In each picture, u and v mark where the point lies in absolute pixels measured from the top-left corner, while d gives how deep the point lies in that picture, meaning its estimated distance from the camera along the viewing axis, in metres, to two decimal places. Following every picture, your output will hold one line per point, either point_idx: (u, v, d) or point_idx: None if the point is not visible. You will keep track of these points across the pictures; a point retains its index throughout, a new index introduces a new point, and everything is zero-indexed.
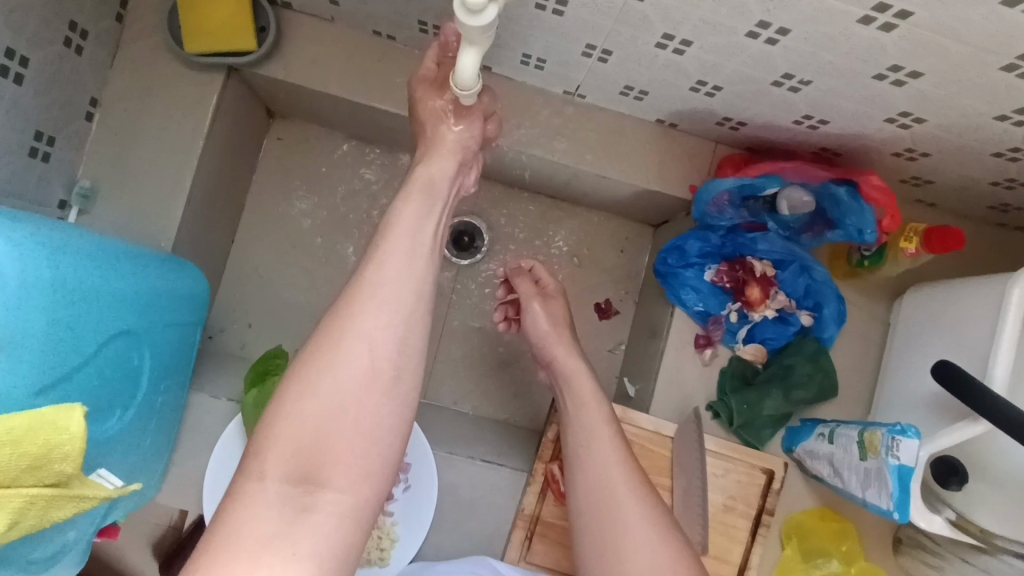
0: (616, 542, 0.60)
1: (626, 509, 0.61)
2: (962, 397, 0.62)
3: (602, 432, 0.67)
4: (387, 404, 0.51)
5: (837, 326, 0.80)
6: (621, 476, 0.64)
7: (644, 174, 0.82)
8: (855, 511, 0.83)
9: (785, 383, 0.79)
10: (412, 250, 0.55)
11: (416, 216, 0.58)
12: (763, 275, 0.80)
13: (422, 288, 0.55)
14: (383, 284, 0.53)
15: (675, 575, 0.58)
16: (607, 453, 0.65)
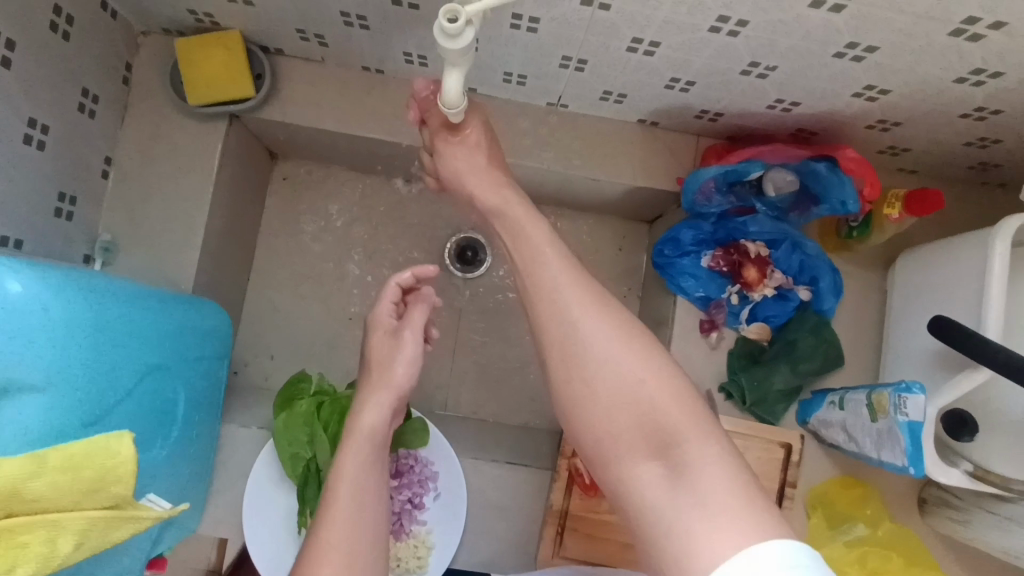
0: (581, 358, 0.57)
1: (587, 318, 0.57)
2: (961, 349, 0.65)
3: (558, 258, 0.61)
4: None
5: (835, 297, 0.83)
6: (583, 302, 0.58)
7: (631, 172, 0.86)
8: (876, 476, 0.85)
9: (792, 358, 0.81)
10: (359, 489, 0.61)
11: (361, 458, 0.63)
12: (758, 256, 0.82)
13: (371, 518, 0.60)
14: (338, 522, 0.58)
15: (646, 376, 0.55)
16: (557, 269, 0.61)
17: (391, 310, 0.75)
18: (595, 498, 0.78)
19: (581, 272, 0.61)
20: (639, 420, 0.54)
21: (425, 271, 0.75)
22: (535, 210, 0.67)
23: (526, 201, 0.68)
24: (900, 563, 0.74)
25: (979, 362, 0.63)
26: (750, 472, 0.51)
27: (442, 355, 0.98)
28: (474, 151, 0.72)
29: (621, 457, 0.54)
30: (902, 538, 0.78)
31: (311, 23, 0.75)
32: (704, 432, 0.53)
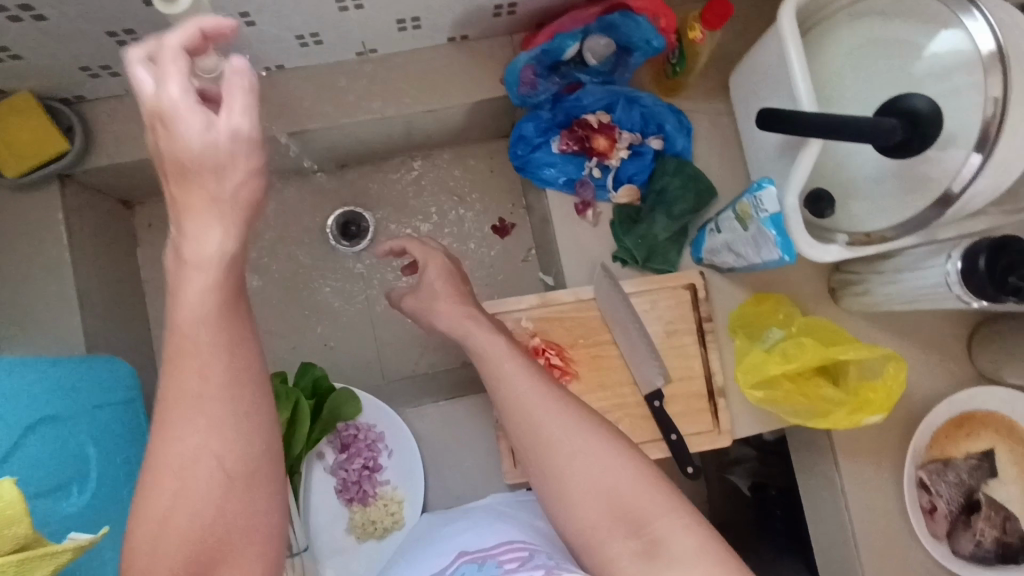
0: (547, 450, 0.61)
1: (548, 415, 0.63)
2: (788, 128, 0.67)
3: (512, 363, 0.68)
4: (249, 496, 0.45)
5: (685, 136, 0.86)
6: (542, 395, 0.64)
7: (462, 90, 0.86)
8: (783, 283, 0.89)
9: (665, 206, 0.85)
10: (228, 343, 0.44)
11: (212, 281, 0.43)
12: (601, 125, 0.84)
13: (241, 365, 0.45)
14: (207, 361, 0.43)
15: (607, 453, 0.59)
16: (519, 373, 0.67)
17: (188, 81, 0.41)
18: None
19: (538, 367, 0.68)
20: (610, 504, 0.57)
21: (217, 26, 0.44)
22: (495, 330, 0.74)
23: (488, 324, 0.75)
24: (814, 343, 0.79)
25: (802, 133, 0.65)
26: (723, 544, 0.54)
27: (364, 329, 0.99)
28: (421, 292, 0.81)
29: (600, 547, 0.56)
30: (811, 324, 0.83)
31: (90, 55, 0.74)
32: (673, 506, 0.56)
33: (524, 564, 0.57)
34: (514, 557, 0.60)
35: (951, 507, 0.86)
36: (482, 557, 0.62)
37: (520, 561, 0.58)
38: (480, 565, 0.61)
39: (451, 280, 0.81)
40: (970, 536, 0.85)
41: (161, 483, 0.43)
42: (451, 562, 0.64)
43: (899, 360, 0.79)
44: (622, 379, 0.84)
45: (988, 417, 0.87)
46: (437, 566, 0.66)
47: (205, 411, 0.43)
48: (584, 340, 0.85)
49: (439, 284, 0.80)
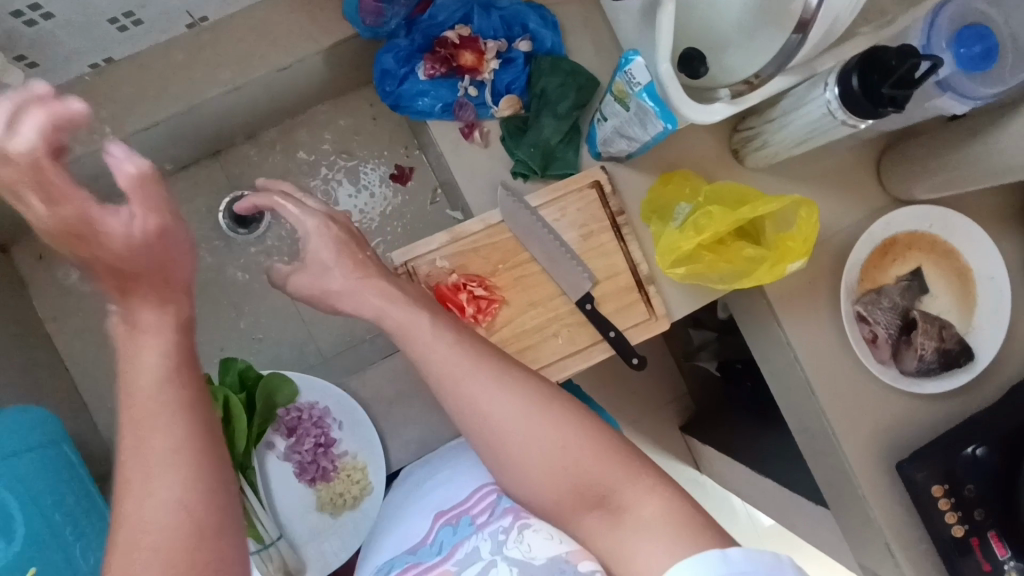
0: (501, 438, 0.60)
1: (495, 401, 0.60)
2: None
3: (445, 348, 0.63)
4: (217, 485, 0.45)
5: (552, 30, 0.82)
6: (483, 379, 0.61)
7: (311, 37, 0.80)
8: (687, 159, 0.87)
9: (549, 107, 0.82)
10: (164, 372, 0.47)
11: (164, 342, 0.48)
12: (462, 39, 0.81)
13: (184, 400, 0.46)
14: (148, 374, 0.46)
15: (567, 434, 0.59)
16: (454, 361, 0.62)
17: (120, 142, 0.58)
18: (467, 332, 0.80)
19: (473, 345, 0.64)
20: (575, 484, 0.58)
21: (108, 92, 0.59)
22: (412, 307, 0.66)
23: (403, 300, 0.66)
24: (720, 211, 0.78)
25: None
26: (688, 498, 0.57)
27: (290, 311, 0.96)
28: (308, 269, 0.70)
29: (567, 519, 0.59)
30: (716, 190, 0.83)
31: None
32: (638, 473, 0.58)
33: (493, 516, 0.64)
34: (484, 509, 0.66)
35: (890, 331, 0.88)
36: (455, 516, 0.67)
37: (489, 513, 0.65)
38: (454, 525, 0.66)
39: (344, 248, 0.70)
40: (913, 353, 0.88)
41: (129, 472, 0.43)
42: (430, 528, 0.67)
43: (809, 203, 0.77)
44: (550, 292, 0.83)
45: (912, 239, 0.91)
46: (417, 530, 0.69)
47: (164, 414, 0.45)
48: (504, 265, 0.82)
49: (332, 257, 0.69)
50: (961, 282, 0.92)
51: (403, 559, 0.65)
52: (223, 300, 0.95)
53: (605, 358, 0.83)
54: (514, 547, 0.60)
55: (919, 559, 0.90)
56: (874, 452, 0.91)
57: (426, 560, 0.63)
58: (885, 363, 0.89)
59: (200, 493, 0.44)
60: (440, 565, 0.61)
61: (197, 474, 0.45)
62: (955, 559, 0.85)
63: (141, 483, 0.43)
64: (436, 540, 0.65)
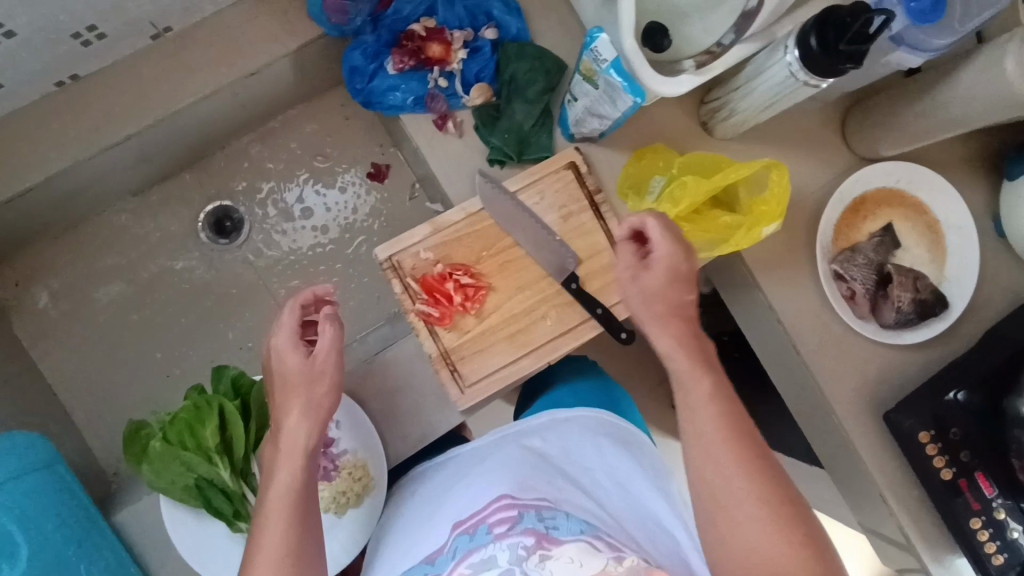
0: (722, 512, 0.61)
1: (726, 474, 0.61)
2: None
3: (700, 391, 0.66)
4: (302, 550, 0.60)
5: (517, 16, 0.82)
6: (729, 456, 0.62)
7: (278, 40, 0.80)
8: (658, 133, 0.89)
9: (519, 92, 0.83)
10: (306, 412, 0.65)
11: (302, 399, 0.65)
12: (428, 32, 0.81)
13: (301, 516, 0.61)
14: (287, 437, 0.64)
15: (788, 541, 0.58)
16: (704, 422, 0.64)
17: (297, 319, 0.70)
18: (456, 321, 0.82)
19: (733, 412, 0.65)
20: None
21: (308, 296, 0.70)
22: (711, 373, 0.68)
23: (692, 349, 0.70)
24: (694, 180, 0.81)
25: None
26: None
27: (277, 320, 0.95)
28: (311, 383, 0.66)
29: None
30: (687, 161, 0.85)
31: None
32: None
33: (513, 529, 0.61)
34: (504, 516, 0.63)
35: (867, 286, 0.91)
36: (472, 526, 0.65)
37: (509, 524, 0.62)
38: (471, 534, 0.64)
39: (674, 268, 0.74)
40: (890, 305, 0.90)
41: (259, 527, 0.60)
42: (449, 535, 0.66)
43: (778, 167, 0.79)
44: (534, 275, 0.84)
45: (879, 196, 0.94)
46: (437, 535, 0.68)
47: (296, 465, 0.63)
48: (488, 252, 0.83)
49: (659, 254, 0.74)
50: (931, 234, 0.96)
51: (421, 569, 0.64)
52: (209, 313, 0.94)
53: (594, 335, 0.85)
54: (536, 567, 0.58)
55: (914, 505, 0.92)
56: (864, 406, 0.93)
57: (441, 570, 0.62)
58: (865, 318, 0.91)
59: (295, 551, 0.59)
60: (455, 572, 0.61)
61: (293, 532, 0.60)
62: (950, 501, 0.88)
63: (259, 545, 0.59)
64: (451, 548, 0.64)
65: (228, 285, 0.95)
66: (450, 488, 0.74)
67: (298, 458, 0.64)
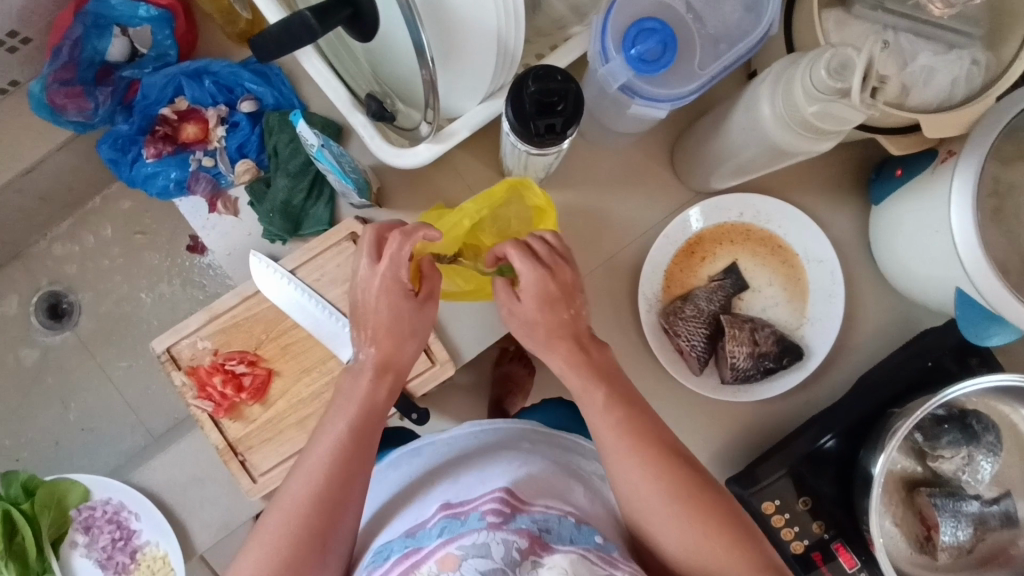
0: (640, 506, 0.60)
1: (657, 473, 0.59)
2: (290, 45, 0.53)
3: (609, 431, 0.62)
4: (352, 470, 0.62)
5: (271, 84, 0.77)
6: (647, 463, 0.60)
7: (33, 139, 0.78)
8: (449, 190, 0.81)
9: (281, 165, 0.78)
10: (401, 318, 0.67)
11: (390, 335, 0.67)
12: (181, 113, 0.78)
13: (355, 454, 0.63)
14: (371, 362, 0.67)
15: (717, 528, 0.58)
16: (620, 438, 0.61)
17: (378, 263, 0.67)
18: (238, 412, 0.79)
19: (651, 426, 0.62)
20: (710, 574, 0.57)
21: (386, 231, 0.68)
22: (621, 394, 0.64)
23: (615, 388, 0.64)
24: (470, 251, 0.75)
25: (308, 36, 0.53)
26: None
27: (113, 400, 0.97)
28: (404, 335, 0.67)
29: None
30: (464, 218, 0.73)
31: None
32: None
33: (505, 526, 0.55)
34: (497, 507, 0.57)
35: (695, 343, 0.80)
36: (464, 510, 0.59)
37: (504, 518, 0.56)
38: (462, 518, 0.58)
39: (552, 304, 0.65)
40: (727, 363, 0.79)
41: (306, 466, 0.62)
42: (433, 514, 0.60)
43: (524, 183, 0.72)
44: (319, 357, 0.80)
45: (719, 233, 0.82)
46: (412, 517, 0.62)
47: (349, 405, 0.65)
48: (268, 335, 0.80)
49: (535, 311, 0.65)
50: (786, 270, 0.83)
51: (401, 542, 0.59)
52: (47, 395, 0.97)
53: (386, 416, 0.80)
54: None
55: None
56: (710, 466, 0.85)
57: (425, 545, 0.56)
58: (700, 376, 0.81)
59: (334, 473, 0.61)
60: (441, 549, 0.55)
61: (337, 450, 0.62)
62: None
63: (308, 464, 0.62)
64: (438, 526, 0.58)
65: (64, 366, 0.97)
66: (428, 482, 0.67)
67: (370, 389, 0.66)
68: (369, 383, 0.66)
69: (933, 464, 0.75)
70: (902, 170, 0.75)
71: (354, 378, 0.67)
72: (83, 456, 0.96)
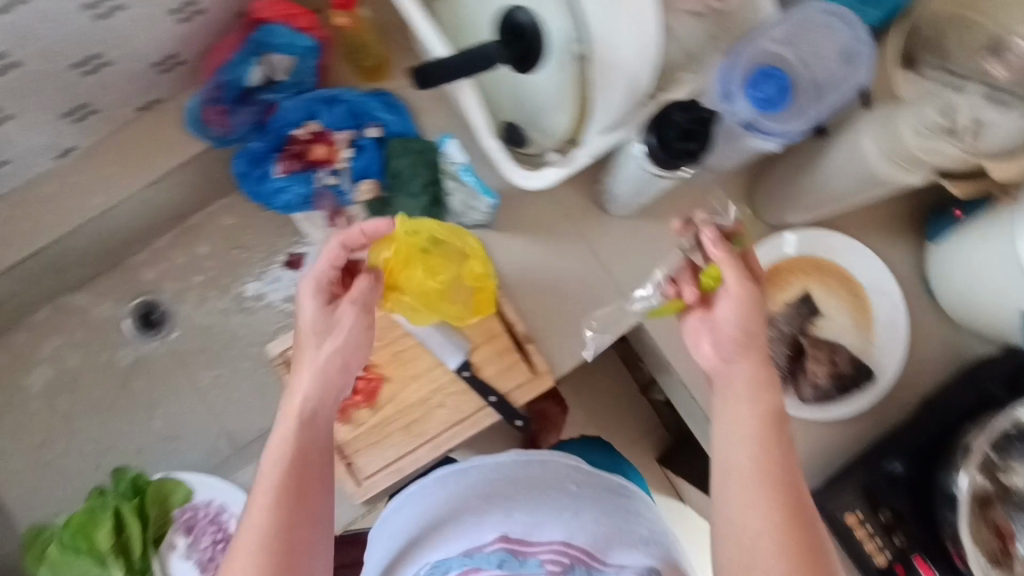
0: (737, 517, 0.58)
1: (762, 485, 0.58)
2: (466, 71, 0.62)
3: (745, 436, 0.61)
4: (309, 476, 0.59)
5: (397, 114, 0.84)
6: (755, 468, 0.59)
7: (169, 151, 0.84)
8: (551, 214, 0.88)
9: (402, 187, 0.84)
10: (351, 322, 0.66)
11: (334, 341, 0.65)
12: (314, 135, 0.85)
13: (307, 461, 0.59)
14: (308, 373, 0.63)
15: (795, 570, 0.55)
16: (742, 440, 0.61)
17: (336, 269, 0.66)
18: (351, 415, 0.84)
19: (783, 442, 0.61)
20: None
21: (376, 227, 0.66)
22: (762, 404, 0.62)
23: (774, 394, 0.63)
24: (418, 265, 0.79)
25: (476, 66, 0.62)
26: None
27: (199, 409, 0.99)
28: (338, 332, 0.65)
29: None
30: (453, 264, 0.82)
31: None
32: None
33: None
34: (557, 559, 0.68)
35: (777, 362, 0.87)
36: (523, 550, 0.68)
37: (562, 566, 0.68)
38: (521, 559, 0.68)
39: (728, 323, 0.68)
40: (805, 380, 0.86)
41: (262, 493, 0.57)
42: (491, 543, 0.69)
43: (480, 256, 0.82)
44: (428, 364, 0.86)
45: (795, 264, 0.90)
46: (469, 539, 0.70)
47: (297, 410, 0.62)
48: (382, 343, 0.85)
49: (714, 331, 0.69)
50: (853, 299, 0.90)
51: (460, 561, 0.68)
52: (135, 401, 0.98)
53: (491, 421, 0.86)
54: None
55: None
56: None
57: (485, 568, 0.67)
58: (779, 394, 0.88)
59: (292, 487, 0.57)
60: None
61: (292, 463, 0.59)
62: None
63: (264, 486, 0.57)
64: (496, 556, 0.68)
65: (153, 374, 0.99)
66: (477, 504, 0.74)
67: (313, 392, 0.63)
68: (323, 393, 0.63)
69: (1004, 477, 0.80)
70: (963, 209, 0.84)
71: (287, 420, 0.61)
72: (165, 463, 0.97)
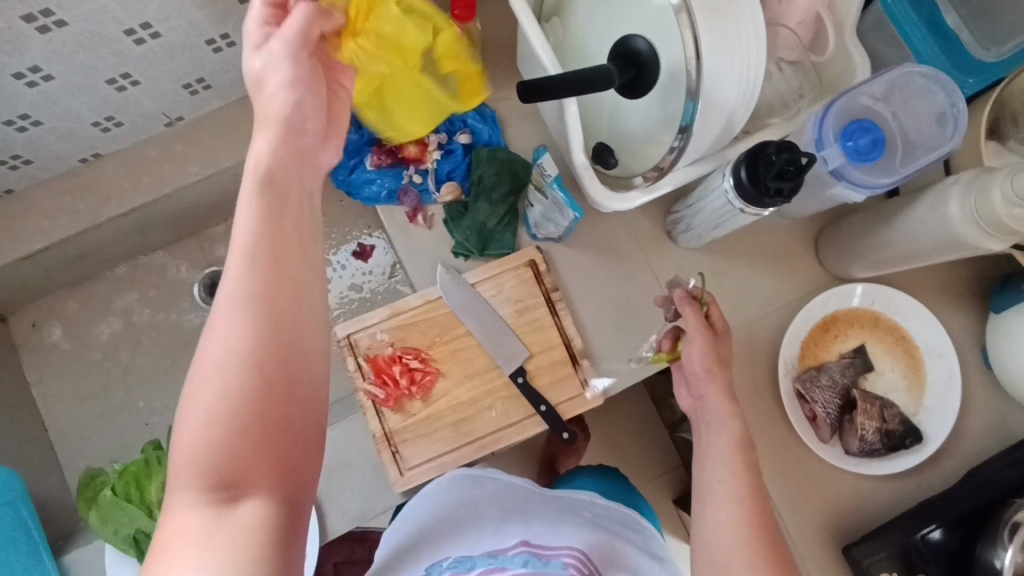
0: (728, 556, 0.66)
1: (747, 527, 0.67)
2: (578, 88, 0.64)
3: (738, 484, 0.69)
4: (279, 277, 0.51)
5: (489, 124, 0.89)
6: (745, 512, 0.67)
7: None
8: (619, 237, 0.91)
9: (484, 193, 0.88)
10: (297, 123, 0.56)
11: (278, 144, 0.55)
12: (408, 134, 0.89)
13: (270, 265, 0.51)
14: (260, 191, 0.53)
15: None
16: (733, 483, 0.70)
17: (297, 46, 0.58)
18: (402, 405, 0.84)
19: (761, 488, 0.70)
20: None
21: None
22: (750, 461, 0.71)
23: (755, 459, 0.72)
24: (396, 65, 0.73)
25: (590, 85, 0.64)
26: None
27: None
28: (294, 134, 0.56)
29: None
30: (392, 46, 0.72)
31: None
32: None
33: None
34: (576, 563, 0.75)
35: (829, 411, 0.87)
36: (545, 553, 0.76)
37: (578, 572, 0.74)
38: (544, 560, 0.74)
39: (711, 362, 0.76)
40: (855, 433, 0.86)
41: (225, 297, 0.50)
42: (513, 547, 0.76)
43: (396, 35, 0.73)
44: (485, 364, 0.86)
45: (853, 316, 0.91)
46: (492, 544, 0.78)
47: (252, 229, 0.51)
48: (441, 338, 0.86)
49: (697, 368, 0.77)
50: (909, 359, 0.91)
51: (484, 559, 0.75)
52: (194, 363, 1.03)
53: (538, 431, 0.86)
54: None
55: None
56: (819, 535, 0.89)
57: (508, 566, 0.73)
58: (827, 443, 0.88)
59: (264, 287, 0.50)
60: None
61: (255, 276, 0.50)
62: None
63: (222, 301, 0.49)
64: (519, 556, 0.74)
65: None
66: (500, 516, 0.82)
67: (266, 215, 0.52)
68: (290, 200, 0.54)
69: None
70: None
71: (245, 184, 0.54)
72: None
